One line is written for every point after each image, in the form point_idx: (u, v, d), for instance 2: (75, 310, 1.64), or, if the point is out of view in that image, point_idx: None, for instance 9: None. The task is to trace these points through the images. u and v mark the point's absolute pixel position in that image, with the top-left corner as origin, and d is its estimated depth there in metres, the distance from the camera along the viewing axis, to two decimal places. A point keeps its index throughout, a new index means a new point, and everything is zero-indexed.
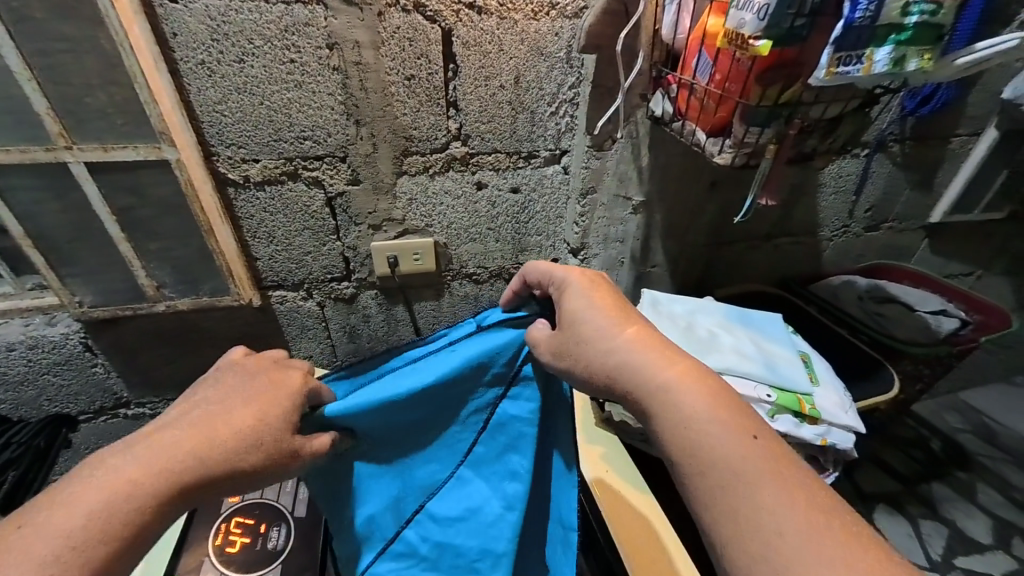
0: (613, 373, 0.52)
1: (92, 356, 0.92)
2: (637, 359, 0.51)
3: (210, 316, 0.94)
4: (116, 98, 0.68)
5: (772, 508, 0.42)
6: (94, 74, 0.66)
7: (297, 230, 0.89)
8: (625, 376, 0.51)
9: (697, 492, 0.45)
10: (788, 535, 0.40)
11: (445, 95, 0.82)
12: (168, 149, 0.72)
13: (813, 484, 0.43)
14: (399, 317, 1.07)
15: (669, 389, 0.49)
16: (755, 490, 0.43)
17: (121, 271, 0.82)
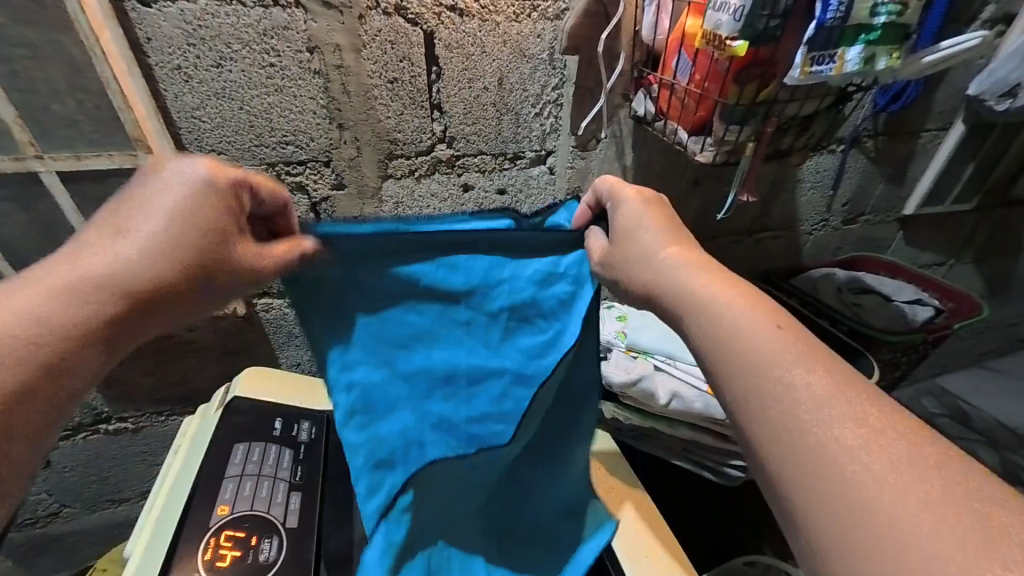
0: (651, 291, 0.52)
1: None
2: (681, 278, 0.51)
3: (193, 327, 0.92)
4: (85, 105, 0.67)
5: (850, 456, 0.35)
6: (64, 82, 0.65)
7: None
8: (665, 294, 0.51)
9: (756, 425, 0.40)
10: (882, 493, 0.33)
11: (428, 98, 0.82)
12: (144, 156, 0.72)
13: (912, 440, 0.36)
14: None
15: (717, 308, 0.46)
16: (837, 435, 0.36)
17: None
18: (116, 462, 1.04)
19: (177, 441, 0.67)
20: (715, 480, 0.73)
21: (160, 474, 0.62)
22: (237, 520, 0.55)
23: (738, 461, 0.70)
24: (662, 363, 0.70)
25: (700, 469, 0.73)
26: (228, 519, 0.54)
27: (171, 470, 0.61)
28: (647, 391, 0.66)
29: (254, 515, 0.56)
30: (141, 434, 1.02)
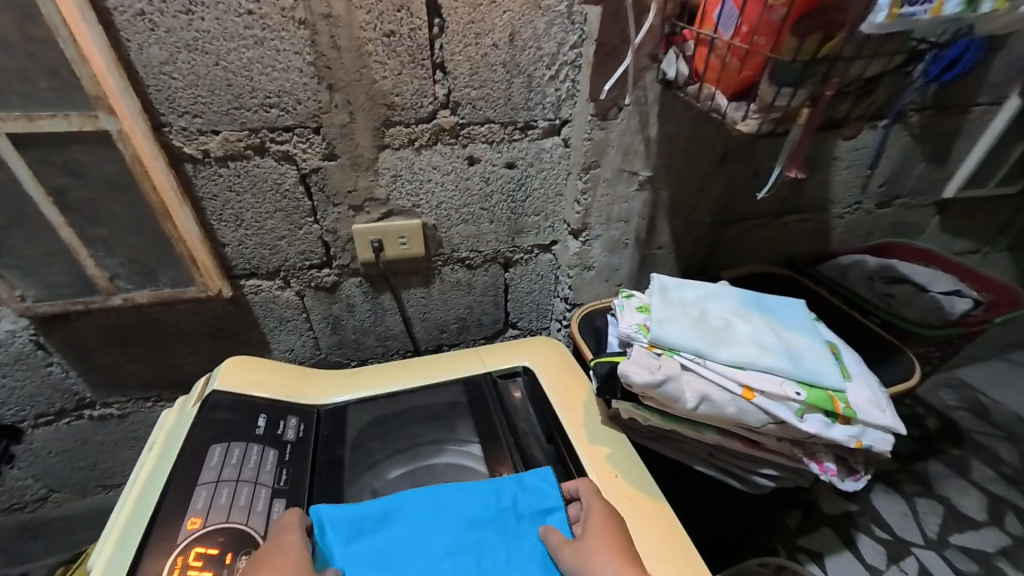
0: None
1: (46, 355, 0.84)
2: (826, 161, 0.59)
3: (176, 310, 0.85)
4: (37, 57, 0.57)
5: None
6: (11, 27, 0.55)
7: (268, 212, 0.80)
8: None
9: None
10: None
11: (430, 56, 0.73)
12: (106, 118, 0.61)
13: None
14: (386, 305, 1.00)
15: None
16: None
17: (67, 261, 0.72)
18: (104, 449, 1.00)
19: (150, 437, 0.61)
20: (740, 488, 0.67)
21: (123, 493, 0.55)
22: (212, 536, 0.49)
23: (769, 470, 0.64)
24: (692, 363, 0.61)
25: (725, 476, 0.67)
26: (198, 533, 0.48)
27: (145, 467, 0.55)
28: (672, 394, 0.58)
29: (230, 529, 0.49)
30: (127, 420, 0.97)
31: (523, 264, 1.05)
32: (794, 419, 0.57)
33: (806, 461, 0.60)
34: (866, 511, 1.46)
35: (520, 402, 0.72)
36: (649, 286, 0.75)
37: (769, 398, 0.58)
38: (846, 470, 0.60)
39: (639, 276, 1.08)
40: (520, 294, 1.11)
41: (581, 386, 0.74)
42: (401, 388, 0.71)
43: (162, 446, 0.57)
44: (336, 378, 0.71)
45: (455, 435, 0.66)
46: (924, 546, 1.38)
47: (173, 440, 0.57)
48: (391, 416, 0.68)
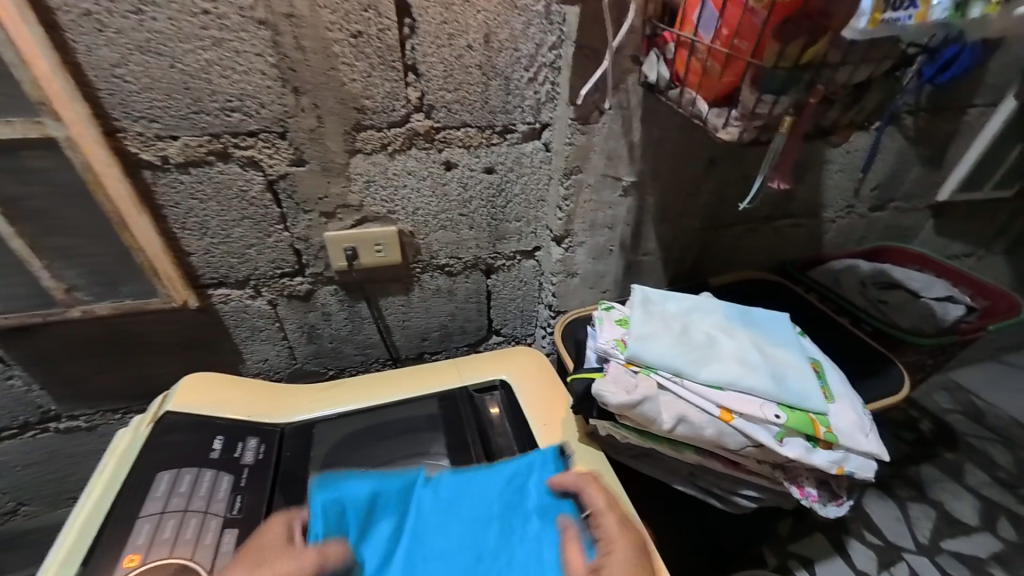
0: None
1: (6, 367, 0.81)
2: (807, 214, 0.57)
3: (142, 320, 0.82)
4: None
5: None
6: None
7: (235, 219, 0.77)
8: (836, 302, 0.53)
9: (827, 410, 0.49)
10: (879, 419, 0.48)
11: (402, 58, 0.70)
12: (53, 124, 0.58)
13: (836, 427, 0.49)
14: (364, 314, 0.97)
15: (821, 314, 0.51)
16: None
17: (21, 272, 0.69)
18: (74, 462, 0.97)
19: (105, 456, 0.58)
20: (721, 508, 0.64)
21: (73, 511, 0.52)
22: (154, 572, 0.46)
23: (750, 491, 0.61)
24: (669, 382, 0.59)
25: (707, 495, 0.64)
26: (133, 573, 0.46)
27: (91, 492, 0.52)
28: (649, 415, 0.56)
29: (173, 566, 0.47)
30: (97, 432, 0.94)
31: (506, 270, 1.02)
32: (773, 443, 0.54)
33: (788, 485, 0.57)
34: (858, 516, 1.44)
35: (496, 417, 0.70)
36: (630, 297, 0.72)
37: (749, 421, 0.55)
38: (829, 494, 0.58)
39: (625, 282, 1.05)
40: (504, 301, 1.08)
41: (562, 400, 0.71)
42: (370, 404, 0.69)
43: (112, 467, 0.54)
44: (302, 393, 0.68)
45: (425, 452, 0.64)
46: (916, 553, 1.37)
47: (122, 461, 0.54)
48: (359, 434, 0.65)
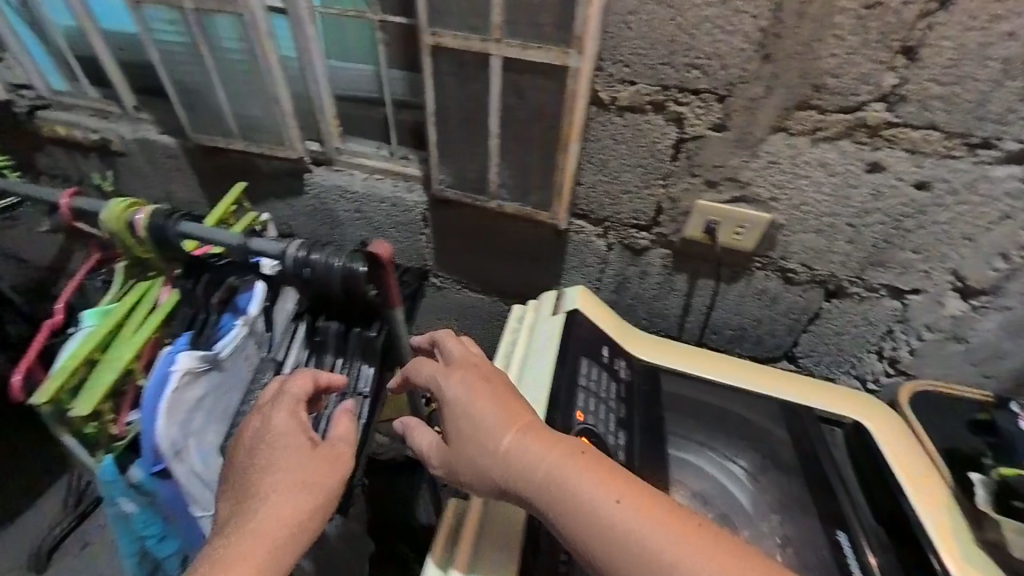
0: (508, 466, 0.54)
1: (423, 226, 1.13)
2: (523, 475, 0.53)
3: (515, 224, 1.00)
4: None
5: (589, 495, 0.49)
6: None
7: (630, 165, 0.85)
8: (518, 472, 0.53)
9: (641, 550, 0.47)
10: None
11: (909, 38, 0.61)
12: (574, 56, 0.71)
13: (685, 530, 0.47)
14: (676, 286, 0.99)
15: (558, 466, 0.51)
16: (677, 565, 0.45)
17: (478, 165, 0.91)
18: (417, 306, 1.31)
19: (513, 321, 0.74)
20: None
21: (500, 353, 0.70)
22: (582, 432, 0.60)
23: None
24: None
25: None
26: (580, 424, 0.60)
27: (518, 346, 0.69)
28: None
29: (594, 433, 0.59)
30: (441, 292, 1.25)
31: (854, 301, 0.88)
32: None
33: None
34: None
35: (812, 453, 0.68)
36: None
37: None
38: None
39: None
40: (826, 331, 0.94)
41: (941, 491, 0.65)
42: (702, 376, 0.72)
43: (536, 345, 0.67)
44: (647, 340, 0.73)
45: (716, 446, 0.68)
46: None
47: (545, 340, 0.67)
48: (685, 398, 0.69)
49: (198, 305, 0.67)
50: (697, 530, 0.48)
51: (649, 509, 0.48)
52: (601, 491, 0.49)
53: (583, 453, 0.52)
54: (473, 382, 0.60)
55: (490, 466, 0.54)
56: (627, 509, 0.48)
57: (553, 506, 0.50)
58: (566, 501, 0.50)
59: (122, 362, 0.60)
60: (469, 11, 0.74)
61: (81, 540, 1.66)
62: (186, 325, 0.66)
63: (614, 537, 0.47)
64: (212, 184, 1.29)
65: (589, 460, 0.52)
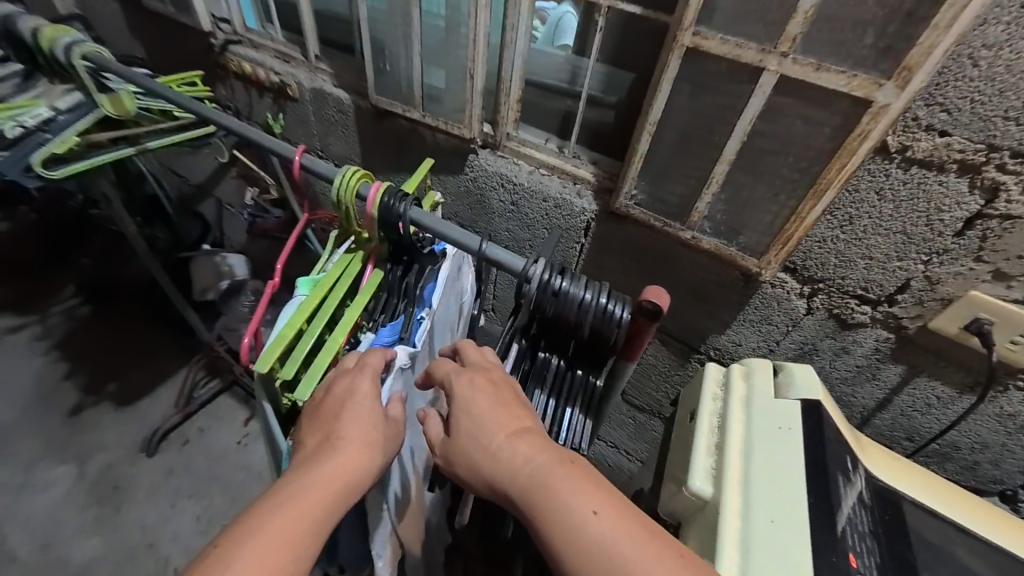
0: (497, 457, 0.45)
1: (582, 235, 1.04)
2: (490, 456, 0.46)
3: (699, 259, 0.89)
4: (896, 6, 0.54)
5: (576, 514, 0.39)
6: None
7: (887, 229, 0.69)
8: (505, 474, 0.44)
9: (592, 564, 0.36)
10: None
11: None
12: (889, 89, 0.57)
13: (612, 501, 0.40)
14: (880, 375, 0.82)
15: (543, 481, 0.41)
16: None
17: (687, 188, 0.79)
18: None
19: (713, 388, 0.64)
20: None
21: (702, 424, 0.60)
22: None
23: None
24: None
25: None
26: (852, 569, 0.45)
27: (726, 425, 0.58)
28: None
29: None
30: None
31: None
32: None
33: None
34: None
35: None
36: None
37: None
38: None
39: None
40: None
41: None
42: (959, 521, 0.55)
43: (756, 427, 0.56)
44: (876, 450, 0.61)
45: None
46: None
47: (769, 423, 0.56)
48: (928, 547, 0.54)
49: (399, 297, 0.65)
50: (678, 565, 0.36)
51: (631, 524, 0.38)
52: (579, 494, 0.39)
53: (573, 461, 0.42)
54: (486, 386, 0.51)
55: (483, 440, 0.46)
56: (610, 525, 0.38)
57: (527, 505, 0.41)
58: (541, 508, 0.40)
59: (336, 345, 0.58)
60: (755, 13, 0.61)
61: (183, 439, 1.82)
62: (388, 317, 0.64)
63: (578, 548, 0.37)
64: (371, 145, 1.29)
65: (579, 471, 0.41)
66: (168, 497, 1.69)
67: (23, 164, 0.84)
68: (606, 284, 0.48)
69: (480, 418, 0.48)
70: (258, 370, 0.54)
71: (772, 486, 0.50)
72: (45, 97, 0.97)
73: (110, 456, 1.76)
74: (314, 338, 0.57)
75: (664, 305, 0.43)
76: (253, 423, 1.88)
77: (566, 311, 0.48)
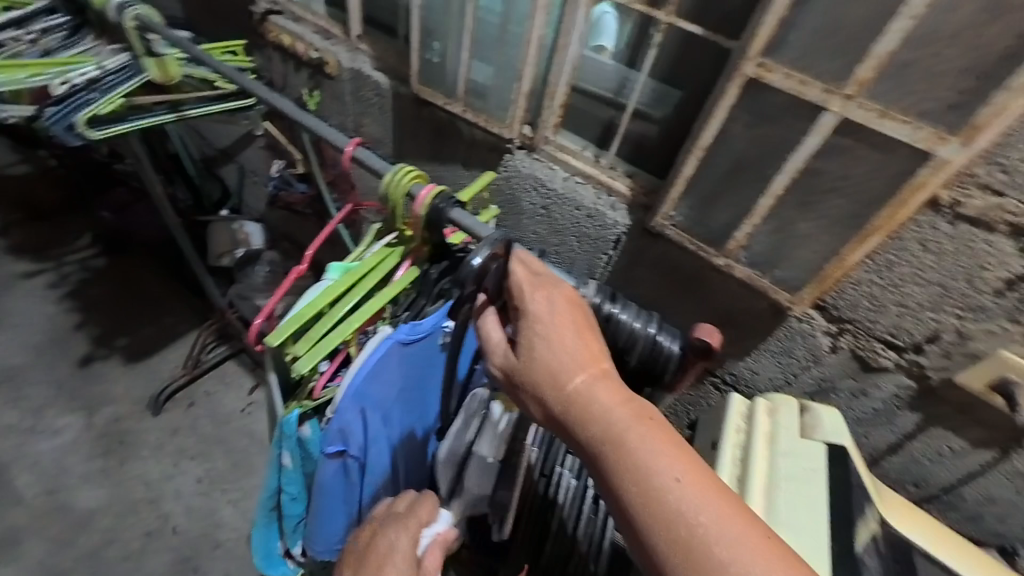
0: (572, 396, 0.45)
1: (611, 247, 1.04)
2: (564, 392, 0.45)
3: (728, 286, 0.89)
4: (975, 65, 0.53)
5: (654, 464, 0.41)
6: (992, 33, 0.51)
7: (927, 281, 0.69)
8: (577, 412, 0.45)
9: (662, 510, 0.39)
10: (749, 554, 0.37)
11: None
12: (953, 146, 0.56)
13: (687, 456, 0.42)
14: (895, 419, 0.84)
15: (621, 427, 0.43)
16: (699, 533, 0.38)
17: (728, 216, 0.79)
18: None
19: (734, 419, 0.65)
20: None
21: (724, 453, 0.61)
22: None
23: None
24: None
25: None
26: None
27: (748, 459, 0.59)
28: None
29: None
30: None
31: None
32: None
33: None
34: None
35: None
36: None
37: None
38: None
39: None
40: None
41: None
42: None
43: (780, 466, 0.58)
44: (892, 501, 0.64)
45: None
46: None
47: (792, 463, 0.57)
48: None
49: (429, 297, 0.64)
50: (738, 522, 0.39)
51: (705, 485, 0.40)
52: (657, 450, 0.41)
53: (651, 416, 0.43)
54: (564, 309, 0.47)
55: (558, 375, 0.46)
56: (687, 484, 0.40)
57: (597, 452, 0.43)
58: (617, 453, 0.42)
59: (347, 330, 0.59)
60: (826, 52, 0.60)
61: (189, 401, 1.85)
62: (412, 313, 0.64)
63: (650, 495, 0.40)
64: (406, 132, 1.28)
65: (656, 426, 0.43)
66: (172, 456, 1.73)
67: (69, 122, 0.84)
68: (654, 313, 0.49)
69: (554, 350, 0.47)
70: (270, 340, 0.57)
71: (801, 528, 0.52)
72: (92, 54, 0.97)
73: (117, 409, 1.79)
74: (330, 323, 0.60)
75: (719, 343, 0.44)
76: (259, 392, 1.91)
77: (617, 337, 0.49)
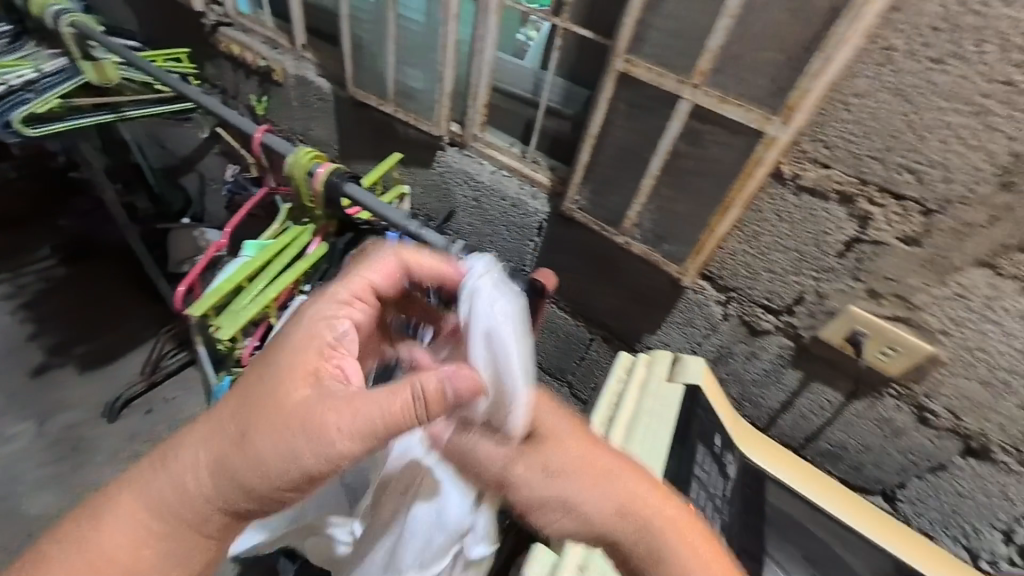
0: (568, 472, 0.55)
1: (535, 233, 1.12)
2: (563, 468, 0.55)
3: (633, 263, 0.97)
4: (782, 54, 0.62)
5: (647, 507, 0.54)
6: (791, 26, 0.60)
7: (785, 247, 0.78)
8: (572, 483, 0.54)
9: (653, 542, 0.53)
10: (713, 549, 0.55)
11: None
12: (777, 124, 0.66)
13: (661, 497, 0.55)
14: (785, 379, 0.92)
15: (614, 483, 0.54)
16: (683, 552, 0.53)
17: (620, 197, 0.88)
18: None
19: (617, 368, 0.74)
20: None
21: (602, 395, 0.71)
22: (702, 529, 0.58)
23: None
24: None
25: None
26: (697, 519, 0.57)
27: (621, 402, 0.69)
28: None
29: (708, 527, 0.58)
30: None
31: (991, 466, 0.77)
32: None
33: None
34: None
35: None
36: None
37: None
38: None
39: None
40: (943, 484, 0.84)
41: None
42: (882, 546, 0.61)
43: (645, 405, 0.67)
44: (769, 448, 0.68)
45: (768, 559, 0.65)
46: None
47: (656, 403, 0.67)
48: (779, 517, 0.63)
49: (340, 268, 0.70)
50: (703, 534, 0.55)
51: (683, 519, 0.54)
52: (647, 495, 0.54)
53: (634, 474, 0.56)
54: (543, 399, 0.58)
55: (559, 450, 0.55)
56: (672, 520, 0.54)
57: (593, 516, 0.54)
58: (614, 509, 0.54)
59: (265, 299, 0.62)
60: (673, 48, 0.70)
61: (147, 406, 1.85)
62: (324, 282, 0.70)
63: (643, 530, 0.53)
64: (348, 134, 1.35)
65: (639, 479, 0.56)
66: (127, 460, 1.72)
67: (5, 121, 0.89)
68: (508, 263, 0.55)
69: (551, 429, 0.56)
70: (190, 313, 0.59)
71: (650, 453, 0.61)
72: (33, 59, 1.02)
73: (71, 416, 1.78)
74: (249, 293, 0.62)
75: None
76: None
77: None
